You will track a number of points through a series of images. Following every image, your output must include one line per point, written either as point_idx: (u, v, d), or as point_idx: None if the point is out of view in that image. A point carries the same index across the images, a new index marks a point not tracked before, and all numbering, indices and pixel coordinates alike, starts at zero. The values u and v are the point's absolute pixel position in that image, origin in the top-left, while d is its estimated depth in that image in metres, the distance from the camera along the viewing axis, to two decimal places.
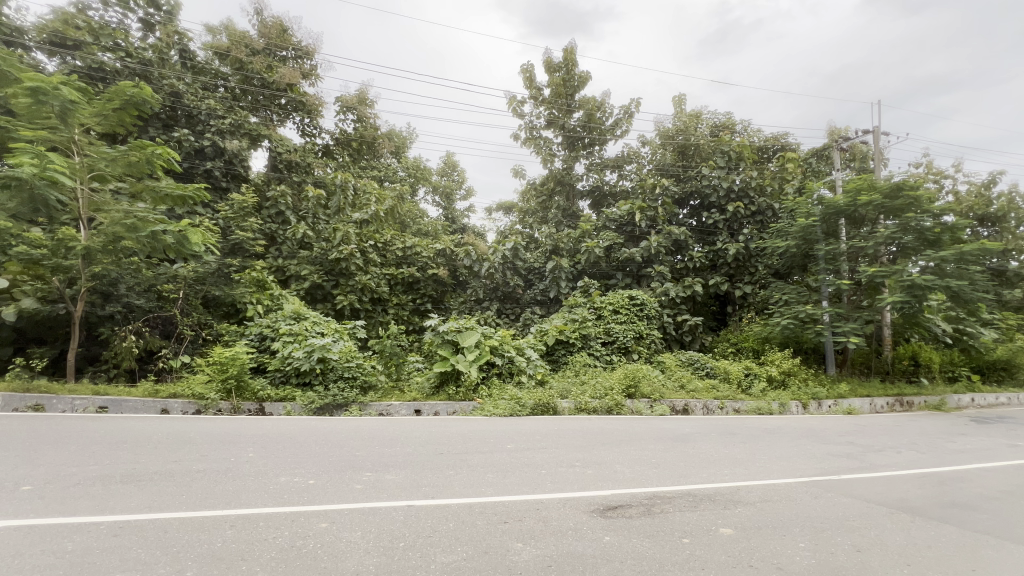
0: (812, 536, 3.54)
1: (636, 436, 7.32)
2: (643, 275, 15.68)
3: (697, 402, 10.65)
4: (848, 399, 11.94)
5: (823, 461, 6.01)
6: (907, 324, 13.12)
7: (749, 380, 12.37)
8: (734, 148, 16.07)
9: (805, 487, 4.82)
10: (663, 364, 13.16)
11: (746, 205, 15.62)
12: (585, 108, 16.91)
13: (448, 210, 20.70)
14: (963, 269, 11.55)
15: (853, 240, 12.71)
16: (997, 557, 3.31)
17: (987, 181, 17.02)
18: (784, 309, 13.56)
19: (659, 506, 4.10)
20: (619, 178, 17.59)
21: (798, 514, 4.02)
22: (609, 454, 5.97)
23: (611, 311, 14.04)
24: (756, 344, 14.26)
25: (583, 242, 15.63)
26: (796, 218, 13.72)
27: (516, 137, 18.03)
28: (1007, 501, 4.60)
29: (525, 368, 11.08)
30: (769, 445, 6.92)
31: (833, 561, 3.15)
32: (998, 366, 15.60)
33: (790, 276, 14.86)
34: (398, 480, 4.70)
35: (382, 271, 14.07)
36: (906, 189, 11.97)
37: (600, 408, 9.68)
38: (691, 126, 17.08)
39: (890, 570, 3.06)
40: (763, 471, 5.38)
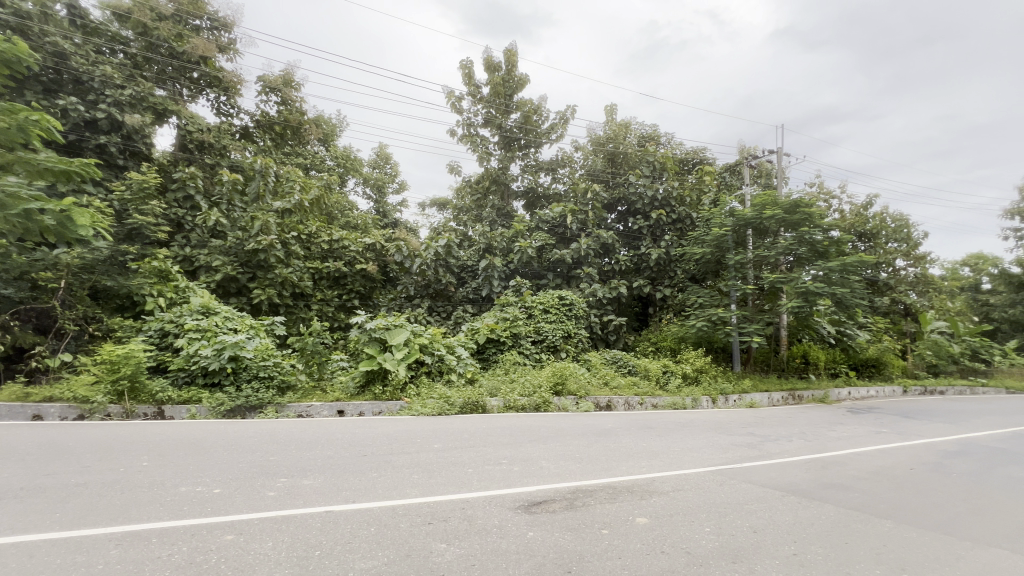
0: (716, 521, 3.85)
1: (563, 432, 7.55)
2: (573, 276, 16.18)
3: (619, 398, 11.18)
4: (750, 394, 13.15)
5: (727, 450, 6.58)
6: (800, 326, 14.69)
7: (666, 377, 13.23)
8: (658, 159, 16.97)
9: (712, 475, 5.24)
10: (589, 361, 13.67)
11: (668, 212, 16.61)
12: (522, 110, 17.08)
13: (379, 203, 19.99)
14: (846, 278, 13.11)
15: (758, 250, 13.99)
16: (864, 530, 3.80)
17: (866, 202, 19.45)
18: (699, 311, 14.68)
19: (581, 499, 4.25)
20: (552, 181, 18.00)
21: (704, 501, 4.34)
22: (536, 451, 6.10)
23: (542, 310, 14.34)
24: (673, 344, 15.28)
25: (516, 242, 15.78)
26: (711, 227, 14.90)
27: (453, 133, 17.83)
28: (872, 480, 5.33)
29: (454, 366, 11.00)
30: (682, 437, 7.44)
31: (734, 542, 3.43)
32: (869, 363, 17.96)
33: (705, 281, 16.05)
34: (316, 485, 4.45)
35: (305, 264, 13.31)
36: (803, 206, 13.42)
37: (529, 405, 9.84)
38: (620, 135, 17.93)
39: (781, 547, 3.40)
40: (675, 462, 5.78)
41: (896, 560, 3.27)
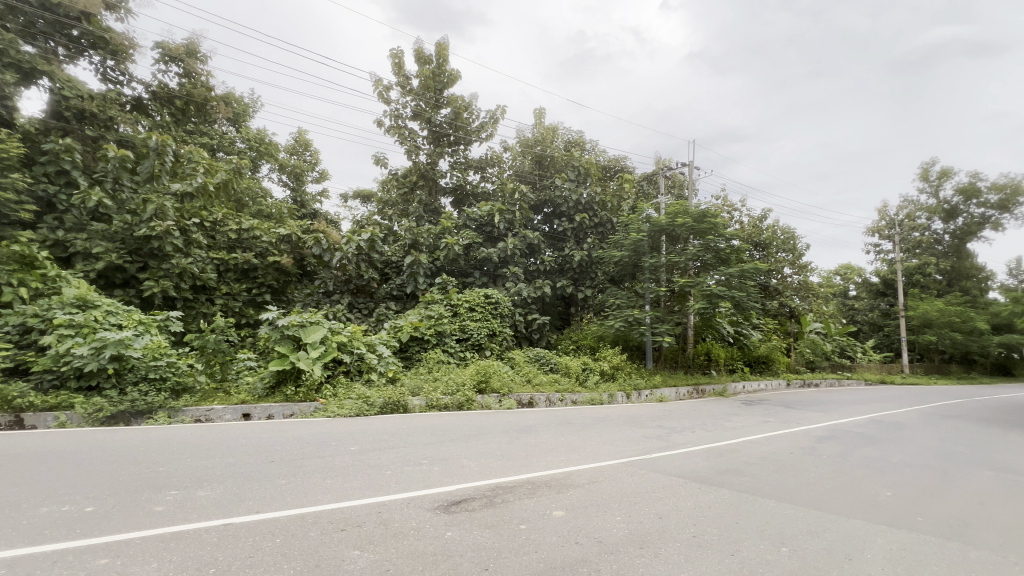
0: (626, 509, 4.07)
1: (485, 430, 7.57)
2: (499, 274, 16.32)
3: (541, 395, 11.44)
4: (660, 389, 14.12)
5: (638, 442, 7.00)
6: (705, 325, 16.01)
7: (586, 373, 13.82)
8: (583, 164, 17.58)
9: (624, 467, 5.54)
10: (513, 360, 13.85)
11: (591, 216, 17.30)
12: (452, 106, 16.89)
13: (297, 192, 18.72)
14: (744, 283, 14.49)
15: (671, 255, 15.02)
16: (752, 510, 4.23)
17: (761, 215, 21.65)
18: (617, 312, 15.50)
19: (500, 496, 4.28)
20: (481, 179, 17.98)
21: (616, 492, 4.57)
22: (457, 449, 6.06)
23: (467, 309, 14.27)
24: (592, 342, 15.99)
25: (443, 239, 15.55)
26: (629, 232, 15.79)
27: (379, 123, 17.15)
28: (760, 465, 5.95)
29: (375, 365, 10.59)
30: (598, 432, 7.79)
31: (641, 528, 3.65)
32: (760, 360, 20.06)
33: (622, 283, 16.92)
34: (213, 497, 4.06)
35: (208, 254, 12.14)
36: (709, 216, 14.63)
37: (451, 404, 9.76)
38: (548, 138, 18.34)
39: (682, 530, 3.68)
40: (591, 455, 6.04)
41: (777, 535, 3.68)
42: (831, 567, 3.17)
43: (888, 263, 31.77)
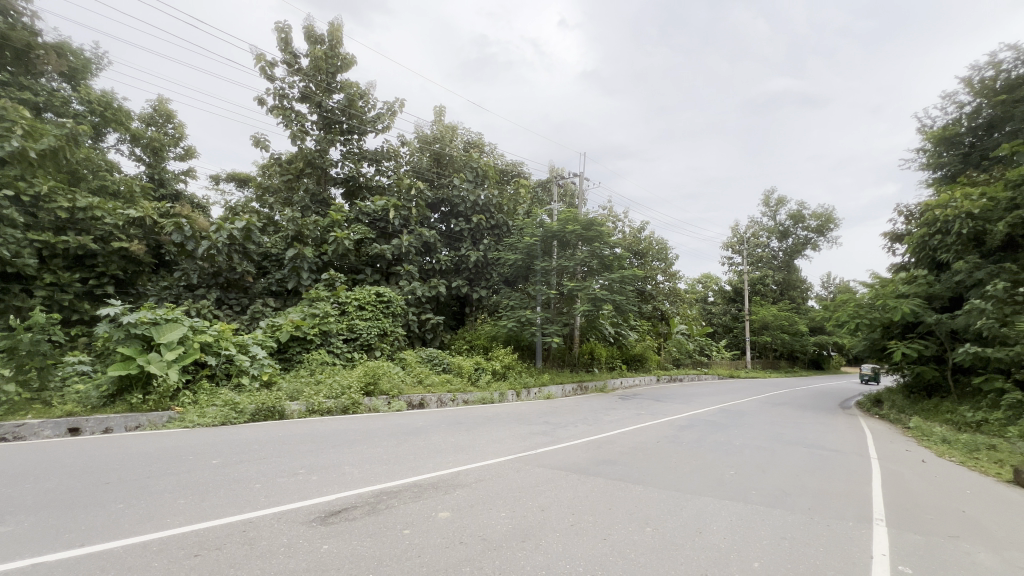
0: (511, 505, 4.19)
1: (372, 434, 7.23)
2: (392, 272, 15.80)
3: (432, 396, 11.25)
4: (548, 386, 14.78)
5: (525, 439, 7.26)
6: (589, 327, 17.13)
7: (478, 373, 13.96)
8: (481, 166, 17.72)
9: (511, 463, 5.71)
10: (404, 360, 13.44)
11: (487, 218, 17.50)
12: (346, 92, 15.93)
13: (154, 168, 16.15)
14: (624, 288, 15.80)
15: (561, 259, 15.85)
16: (624, 496, 4.62)
17: (640, 226, 23.83)
18: (510, 312, 15.93)
19: (384, 502, 4.13)
20: (376, 172, 17.20)
21: (502, 488, 4.68)
22: (339, 456, 5.72)
23: (357, 307, 13.55)
24: (486, 342, 16.24)
25: (331, 232, 14.55)
26: (523, 236, 16.37)
27: (261, 101, 15.52)
28: (632, 454, 6.52)
29: (247, 368, 9.56)
30: (488, 430, 7.92)
31: (524, 522, 3.78)
32: (635, 358, 22.09)
33: (516, 284, 17.42)
34: (23, 532, 3.32)
35: (26, 235, 9.94)
36: (597, 224, 15.72)
37: (335, 408, 9.18)
38: (448, 136, 18.07)
39: (562, 520, 3.89)
40: (480, 454, 6.13)
41: (643, 517, 4.07)
42: (684, 540, 3.59)
43: (738, 274, 37.04)
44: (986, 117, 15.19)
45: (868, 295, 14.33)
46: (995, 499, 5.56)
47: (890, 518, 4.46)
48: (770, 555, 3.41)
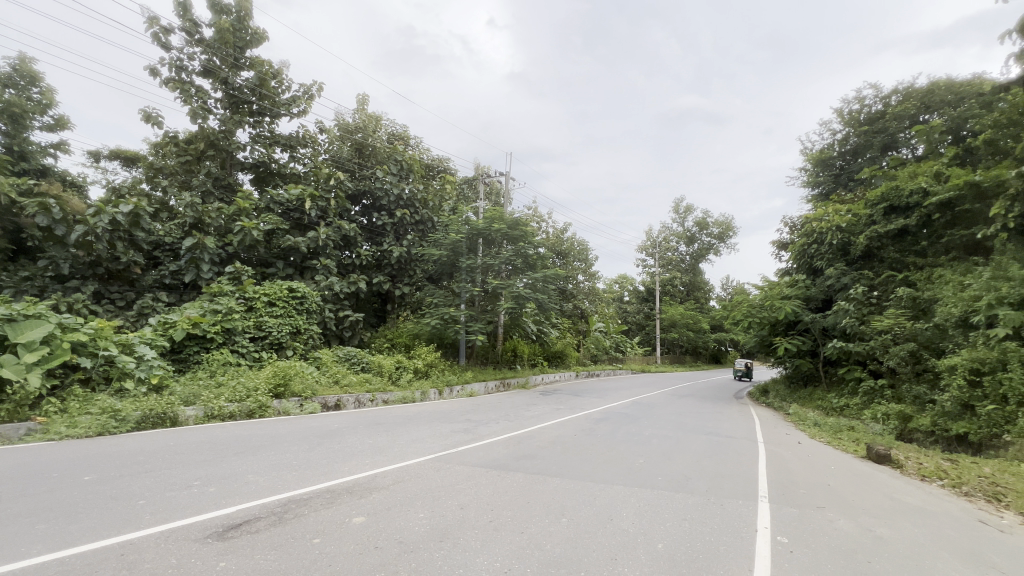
0: (430, 505, 4.12)
1: (282, 439, 6.74)
2: (307, 266, 14.91)
3: (349, 396, 10.73)
4: (471, 384, 14.78)
5: (446, 438, 7.19)
6: (513, 324, 17.39)
7: (399, 372, 13.58)
8: (406, 159, 17.20)
9: (431, 463, 5.63)
10: (319, 360, 12.71)
11: (412, 213, 17.08)
12: (257, 70, 14.67)
13: (14, 138, 13.75)
14: (546, 286, 16.22)
15: (486, 258, 15.93)
16: (542, 489, 4.74)
17: (563, 227, 24.59)
18: (433, 310, 15.69)
19: (292, 511, 3.88)
20: (290, 159, 16.04)
21: (421, 488, 4.60)
22: (241, 464, 5.26)
23: (266, 303, 12.58)
24: (408, 340, 15.90)
25: (237, 222, 13.32)
26: (448, 232, 16.19)
27: (153, 71, 13.80)
28: (550, 448, 6.71)
29: (133, 371, 8.48)
30: (408, 430, 7.74)
31: (442, 522, 3.74)
32: (556, 355, 22.84)
33: (440, 281, 17.23)
34: None
35: None
36: (521, 224, 15.98)
37: (238, 412, 8.44)
38: (371, 126, 17.33)
39: (481, 516, 3.90)
40: (399, 455, 5.97)
41: (559, 509, 4.21)
42: (597, 528, 3.77)
43: (650, 275, 39.66)
44: (852, 144, 17.64)
45: (759, 296, 16.04)
46: (853, 473, 6.49)
47: (772, 495, 5.02)
48: (672, 536, 3.69)
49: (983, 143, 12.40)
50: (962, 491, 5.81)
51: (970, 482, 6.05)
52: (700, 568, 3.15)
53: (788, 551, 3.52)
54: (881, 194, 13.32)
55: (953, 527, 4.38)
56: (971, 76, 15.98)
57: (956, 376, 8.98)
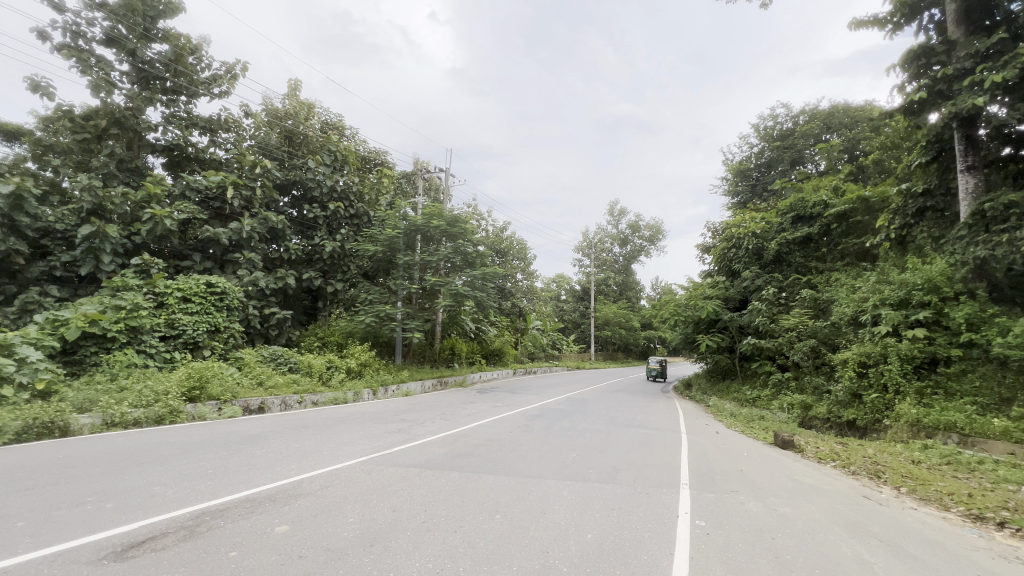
0: (360, 509, 3.99)
1: (197, 446, 6.21)
2: (228, 260, 13.89)
3: (274, 398, 10.10)
4: (407, 383, 14.48)
5: (380, 439, 6.98)
6: (451, 322, 17.28)
7: (330, 372, 12.97)
8: (340, 150, 16.42)
9: (362, 465, 5.44)
10: (241, 361, 11.86)
11: (346, 206, 16.39)
12: (171, 44, 13.39)
13: None
14: (485, 284, 16.25)
15: (424, 254, 15.68)
16: (478, 487, 4.74)
17: (503, 226, 24.77)
18: (368, 307, 15.18)
19: (206, 524, 3.59)
20: (210, 143, 14.80)
21: (350, 492, 4.43)
22: (148, 476, 4.79)
23: (179, 299, 11.54)
24: (340, 339, 15.28)
25: (146, 209, 12.06)
26: (385, 228, 15.74)
27: (43, 35, 12.13)
28: (486, 446, 6.73)
29: (12, 375, 7.43)
30: (338, 432, 7.44)
31: (372, 526, 3.63)
32: (493, 352, 23.04)
33: (376, 278, 16.75)
34: None
35: None
36: (461, 221, 15.88)
37: (145, 419, 7.67)
38: (303, 113, 16.25)
39: (413, 518, 3.83)
40: (328, 459, 5.71)
41: (494, 505, 4.24)
42: (530, 523, 3.84)
43: (586, 275, 41.01)
44: (767, 157, 19.26)
45: (684, 296, 17.11)
46: (763, 458, 7.09)
47: (692, 482, 5.37)
48: (601, 526, 3.84)
49: (873, 162, 14.06)
50: (850, 470, 6.56)
51: (857, 462, 6.84)
52: (626, 555, 3.31)
53: (705, 533, 3.80)
54: (789, 205, 14.70)
55: (842, 502, 4.93)
56: (864, 103, 18.10)
57: (847, 368, 10.12)
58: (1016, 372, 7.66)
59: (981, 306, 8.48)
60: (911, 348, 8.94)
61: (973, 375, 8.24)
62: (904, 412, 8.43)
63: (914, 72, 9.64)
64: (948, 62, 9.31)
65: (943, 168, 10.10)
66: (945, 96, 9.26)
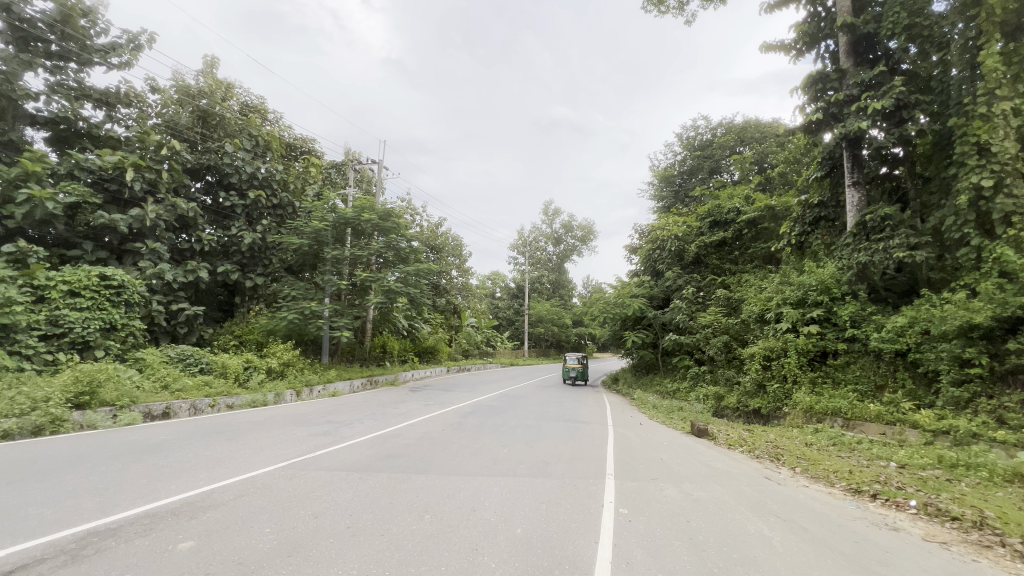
0: (278, 518, 3.75)
1: (84, 458, 5.51)
2: (128, 250, 12.48)
3: (182, 402, 9.22)
4: (334, 383, 13.84)
5: (303, 442, 6.62)
6: (382, 320, 16.74)
7: (248, 373, 12.08)
8: (262, 135, 15.29)
9: (282, 471, 5.11)
10: (143, 362, 10.71)
11: (268, 195, 15.33)
12: (58, 2, 11.73)
13: None
14: (419, 281, 15.88)
15: (354, 249, 15.08)
16: (408, 488, 4.64)
17: (438, 222, 24.42)
18: (292, 303, 14.32)
19: (93, 545, 3.19)
20: (107, 119, 13.15)
21: (267, 501, 4.15)
22: (21, 495, 4.17)
23: (65, 293, 10.19)
24: (260, 337, 14.28)
25: (22, 189, 10.49)
26: (311, 220, 14.92)
27: None
28: (417, 445, 6.60)
29: None
30: (257, 436, 6.95)
31: (292, 535, 3.42)
32: (426, 350, 22.72)
33: (301, 273, 15.83)
34: None
35: None
36: (394, 215, 15.42)
37: (20, 429, 6.67)
38: (219, 92, 14.75)
39: (336, 524, 3.66)
40: (243, 465, 5.32)
41: (423, 506, 4.16)
42: (460, 521, 3.82)
43: (521, 272, 41.59)
44: (688, 165, 20.61)
45: (613, 295, 17.89)
46: (681, 446, 7.60)
47: (617, 472, 5.63)
48: (530, 520, 3.91)
49: (778, 174, 15.50)
50: (755, 454, 7.19)
51: (760, 447, 7.52)
52: (553, 546, 3.40)
53: (627, 520, 3.99)
54: (708, 210, 15.84)
55: (747, 484, 5.40)
56: (771, 121, 19.92)
57: (754, 361, 11.09)
58: (888, 362, 8.80)
59: (863, 305, 9.67)
60: (806, 343, 9.99)
61: (855, 365, 9.35)
62: (800, 400, 9.39)
63: (812, 95, 10.74)
64: (840, 88, 10.47)
65: (835, 183, 11.34)
66: (838, 118, 10.40)
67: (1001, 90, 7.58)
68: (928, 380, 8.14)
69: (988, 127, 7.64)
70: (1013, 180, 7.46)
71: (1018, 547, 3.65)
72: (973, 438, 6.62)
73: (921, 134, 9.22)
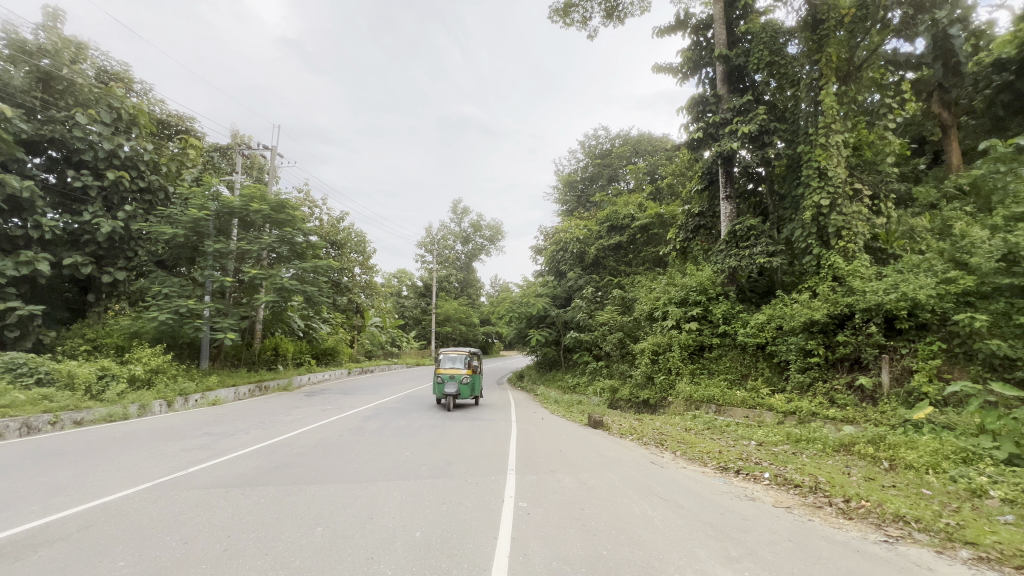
0: (137, 547, 3.28)
1: None
2: None
3: (10, 421, 7.63)
4: (214, 391, 12.35)
5: (173, 459, 5.85)
6: (274, 319, 15.40)
7: (103, 383, 10.34)
8: (126, 108, 13.24)
9: (145, 493, 4.47)
10: None
11: (133, 177, 13.32)
12: None
13: None
14: (316, 278, 14.82)
15: (241, 242, 13.69)
16: (298, 500, 4.32)
17: (340, 216, 23.07)
18: (162, 302, 12.55)
19: None
20: None
21: (124, 529, 3.60)
22: None
23: None
24: (121, 341, 12.38)
25: None
26: (188, 207, 13.25)
27: None
28: (310, 454, 6.18)
29: None
30: (112, 456, 5.99)
31: (154, 566, 3.01)
32: (325, 351, 21.45)
33: (175, 268, 14.00)
34: None
35: None
36: (288, 207, 14.23)
37: None
38: (68, 53, 12.47)
39: (211, 547, 3.30)
40: (94, 490, 4.56)
41: (314, 518, 3.90)
42: (355, 530, 3.65)
43: (428, 271, 40.84)
44: (590, 172, 21.84)
45: (519, 294, 18.33)
46: (578, 438, 8.01)
47: (518, 467, 5.77)
48: (430, 522, 3.86)
49: (667, 185, 16.99)
50: (643, 442, 7.82)
51: (647, 434, 8.22)
52: (452, 547, 3.39)
53: (526, 513, 4.11)
54: (606, 215, 16.87)
55: (635, 469, 5.86)
56: (662, 136, 21.79)
57: (645, 355, 12.03)
58: (751, 354, 10.08)
59: (732, 304, 10.97)
60: (687, 338, 11.10)
61: (726, 357, 10.59)
62: (682, 390, 10.42)
63: (695, 115, 11.94)
64: (716, 111, 11.76)
65: (711, 196, 12.70)
66: (714, 137, 11.67)
67: (835, 124, 9.08)
68: (780, 368, 9.49)
69: (826, 155, 9.10)
70: (843, 202, 8.98)
71: (840, 505, 4.42)
72: (812, 416, 7.87)
73: (778, 157, 10.70)
